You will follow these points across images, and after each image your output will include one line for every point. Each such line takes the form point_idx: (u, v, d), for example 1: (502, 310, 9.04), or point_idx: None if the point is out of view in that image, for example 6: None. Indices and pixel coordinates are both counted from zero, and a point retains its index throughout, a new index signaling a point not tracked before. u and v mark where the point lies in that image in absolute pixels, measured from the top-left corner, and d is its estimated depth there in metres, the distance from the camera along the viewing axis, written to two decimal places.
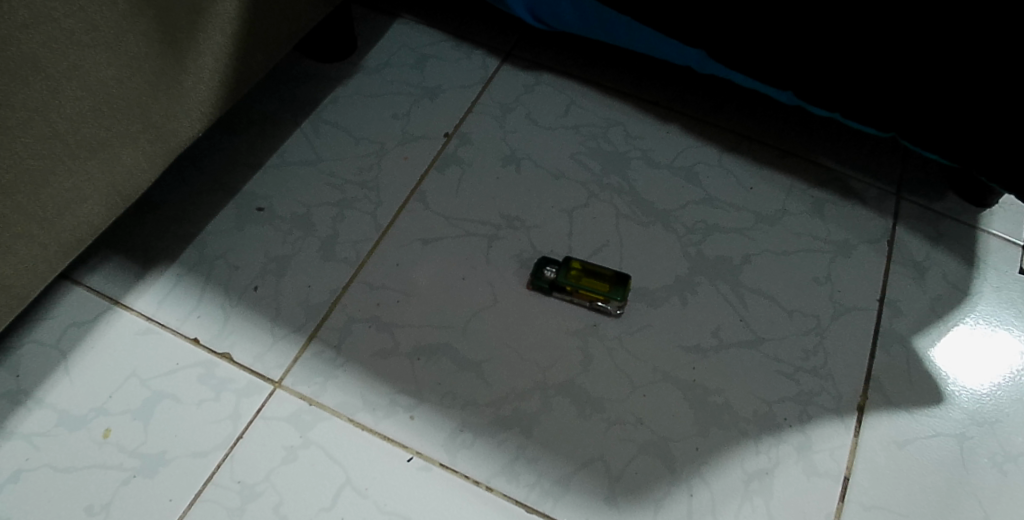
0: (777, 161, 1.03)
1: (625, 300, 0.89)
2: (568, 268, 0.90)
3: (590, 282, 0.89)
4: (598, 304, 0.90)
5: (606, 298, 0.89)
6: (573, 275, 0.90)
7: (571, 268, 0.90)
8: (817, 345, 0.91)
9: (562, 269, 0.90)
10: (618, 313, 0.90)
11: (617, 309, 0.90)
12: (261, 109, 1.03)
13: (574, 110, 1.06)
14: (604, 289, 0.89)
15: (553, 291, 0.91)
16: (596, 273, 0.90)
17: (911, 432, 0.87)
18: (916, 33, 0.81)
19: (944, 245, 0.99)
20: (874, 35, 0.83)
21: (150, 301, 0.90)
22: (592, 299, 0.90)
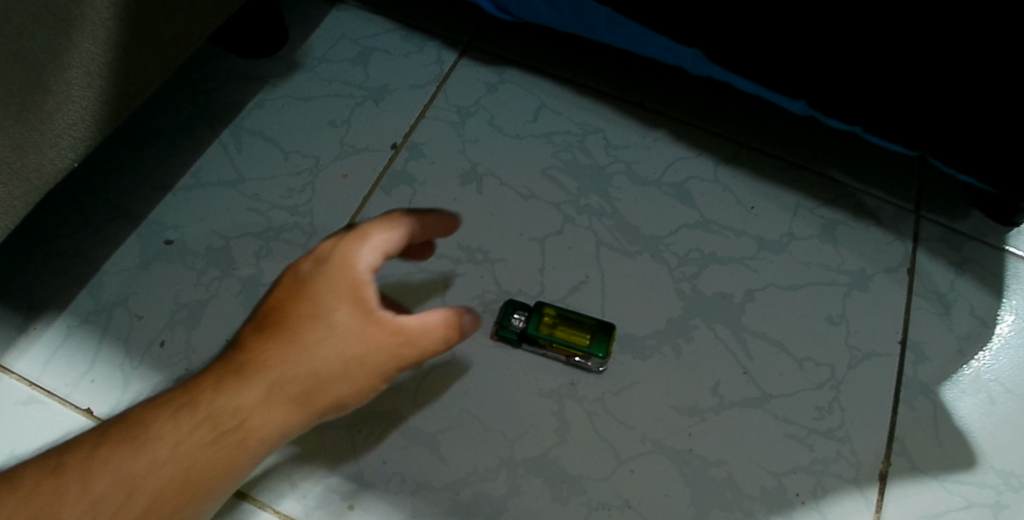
0: (782, 175, 0.88)
1: (608, 357, 0.74)
2: (539, 317, 0.75)
3: (567, 333, 0.74)
4: (576, 360, 0.75)
5: (585, 354, 0.74)
6: (546, 325, 0.75)
7: (543, 317, 0.75)
8: (832, 401, 0.77)
9: (532, 318, 0.75)
10: (600, 370, 0.75)
11: (598, 366, 0.75)
12: (172, 116, 0.86)
13: (545, 115, 0.90)
14: (583, 344, 0.74)
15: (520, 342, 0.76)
16: (573, 323, 0.75)
17: (939, 505, 0.75)
18: (948, 36, 0.67)
19: (972, 273, 0.86)
20: (909, 38, 0.68)
21: (34, 363, 0.75)
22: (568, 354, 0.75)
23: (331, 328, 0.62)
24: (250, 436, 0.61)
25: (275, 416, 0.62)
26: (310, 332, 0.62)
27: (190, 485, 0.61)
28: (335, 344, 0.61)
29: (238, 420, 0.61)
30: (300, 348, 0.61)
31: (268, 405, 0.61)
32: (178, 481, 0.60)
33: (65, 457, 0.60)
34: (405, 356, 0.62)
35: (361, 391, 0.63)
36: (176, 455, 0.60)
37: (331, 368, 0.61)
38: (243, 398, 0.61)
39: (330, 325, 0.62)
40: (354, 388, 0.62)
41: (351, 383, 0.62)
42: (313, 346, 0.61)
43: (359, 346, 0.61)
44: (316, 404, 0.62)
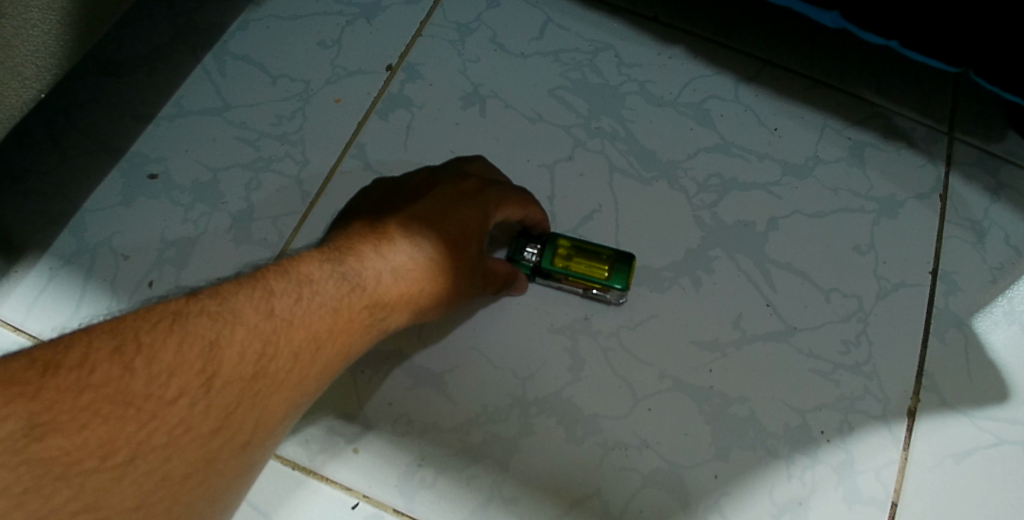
0: (808, 93, 0.82)
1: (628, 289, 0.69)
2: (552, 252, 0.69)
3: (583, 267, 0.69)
4: (594, 292, 0.70)
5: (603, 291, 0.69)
6: (560, 260, 0.69)
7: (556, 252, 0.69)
8: (859, 333, 0.73)
9: (545, 251, 0.69)
10: (619, 301, 0.71)
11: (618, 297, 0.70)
12: (151, 40, 0.80)
13: (552, 31, 0.83)
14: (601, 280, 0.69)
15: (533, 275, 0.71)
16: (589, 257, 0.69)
17: (970, 442, 0.72)
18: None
19: (1008, 198, 0.80)
20: None
21: (17, 306, 0.71)
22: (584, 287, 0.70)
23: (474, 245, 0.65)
24: (373, 327, 0.61)
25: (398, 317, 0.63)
26: (459, 240, 0.64)
27: (318, 363, 0.58)
28: (471, 260, 0.65)
29: (376, 310, 0.61)
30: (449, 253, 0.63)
31: (400, 303, 0.62)
32: (315, 359, 0.58)
33: (195, 308, 0.55)
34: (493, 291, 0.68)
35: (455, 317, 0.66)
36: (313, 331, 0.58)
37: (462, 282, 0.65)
38: (391, 287, 0.62)
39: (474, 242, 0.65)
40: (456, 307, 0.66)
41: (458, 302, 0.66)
42: (460, 255, 0.64)
43: (484, 274, 0.66)
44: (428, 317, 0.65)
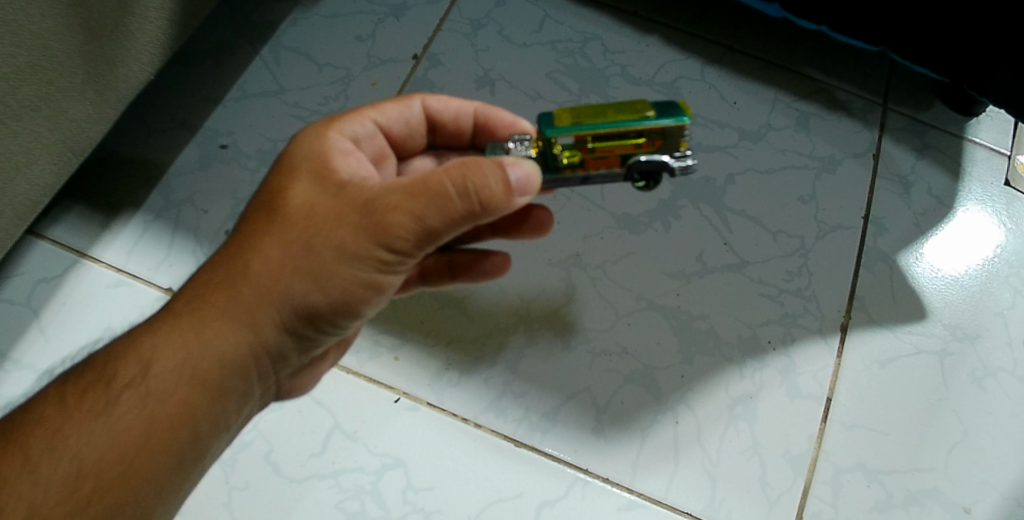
0: (762, 73, 0.99)
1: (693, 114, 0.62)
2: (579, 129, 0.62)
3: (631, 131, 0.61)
4: (637, 160, 0.62)
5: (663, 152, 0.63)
6: (595, 134, 0.62)
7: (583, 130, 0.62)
8: (800, 266, 0.90)
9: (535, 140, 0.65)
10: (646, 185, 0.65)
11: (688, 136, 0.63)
12: (217, 36, 0.96)
13: (549, 25, 1.00)
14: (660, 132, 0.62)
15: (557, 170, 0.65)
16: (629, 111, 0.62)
17: (893, 351, 0.88)
18: None
19: (930, 157, 0.97)
20: None
21: (119, 252, 0.86)
22: (637, 150, 0.63)
23: (322, 192, 0.65)
24: (267, 305, 0.64)
25: (291, 282, 0.63)
26: (299, 199, 0.65)
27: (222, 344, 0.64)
28: (317, 214, 0.64)
29: (244, 288, 0.64)
30: (283, 220, 0.64)
31: (270, 275, 0.64)
32: (197, 339, 0.64)
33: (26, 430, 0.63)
34: (432, 220, 0.61)
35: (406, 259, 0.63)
36: (190, 319, 0.65)
37: (336, 227, 0.63)
38: (238, 269, 0.65)
39: (313, 190, 0.65)
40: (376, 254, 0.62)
41: (371, 245, 0.62)
42: (303, 213, 0.64)
43: (379, 203, 0.62)
44: (338, 272, 0.63)
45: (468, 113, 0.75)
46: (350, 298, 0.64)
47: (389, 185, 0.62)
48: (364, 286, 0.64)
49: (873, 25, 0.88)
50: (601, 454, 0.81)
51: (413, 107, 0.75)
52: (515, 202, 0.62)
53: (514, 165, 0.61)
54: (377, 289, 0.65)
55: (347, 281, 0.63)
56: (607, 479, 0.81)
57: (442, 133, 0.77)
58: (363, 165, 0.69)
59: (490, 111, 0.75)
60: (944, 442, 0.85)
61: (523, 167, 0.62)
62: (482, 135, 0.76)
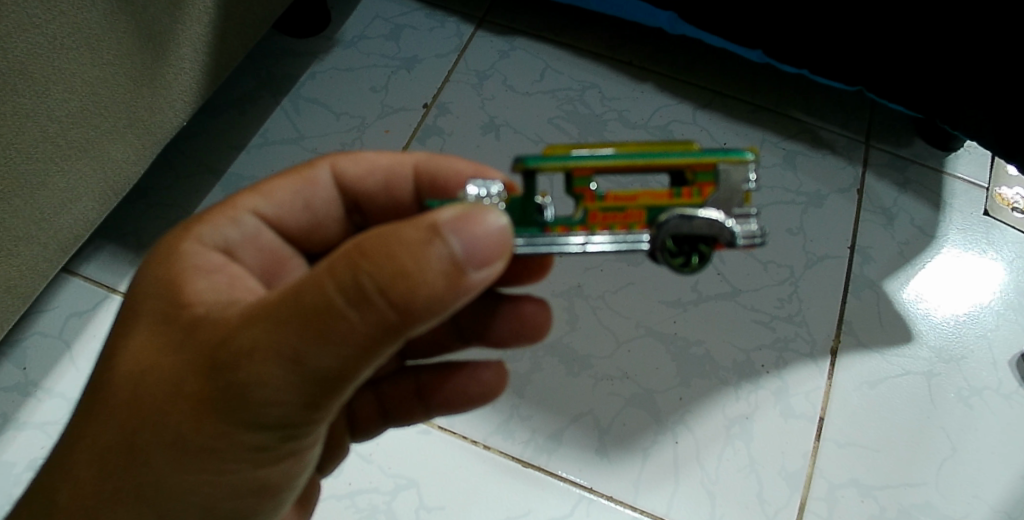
0: (750, 115, 1.06)
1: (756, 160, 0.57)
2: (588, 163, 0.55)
3: (656, 165, 0.55)
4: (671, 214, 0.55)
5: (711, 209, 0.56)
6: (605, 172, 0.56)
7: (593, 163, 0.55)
8: (791, 293, 0.95)
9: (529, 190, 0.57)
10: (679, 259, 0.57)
11: (747, 185, 0.56)
12: (241, 89, 1.03)
13: (550, 75, 1.07)
14: (707, 175, 0.56)
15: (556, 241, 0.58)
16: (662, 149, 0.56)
17: (882, 373, 0.92)
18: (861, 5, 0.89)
19: (912, 190, 1.02)
20: (837, 8, 0.90)
21: None
22: (670, 201, 0.56)
23: (174, 332, 0.58)
24: (151, 456, 0.57)
25: (164, 451, 0.56)
26: (140, 350, 0.59)
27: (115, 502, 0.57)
28: (182, 351, 0.57)
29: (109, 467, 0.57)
30: (141, 374, 0.58)
31: (149, 435, 0.57)
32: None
33: None
34: (325, 357, 0.52)
35: (307, 402, 0.54)
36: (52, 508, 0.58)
37: (201, 381, 0.55)
38: (95, 451, 0.58)
39: (156, 336, 0.59)
40: (260, 404, 0.54)
41: (250, 397, 0.54)
42: (165, 354, 0.57)
43: (241, 345, 0.53)
44: (217, 428, 0.55)
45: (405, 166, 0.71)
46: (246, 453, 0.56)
47: (251, 314, 0.54)
48: (261, 439, 0.56)
49: (850, 67, 0.95)
50: (606, 474, 0.85)
51: (320, 178, 0.70)
52: (471, 279, 0.51)
53: (459, 228, 0.50)
54: (283, 435, 0.56)
55: (232, 435, 0.56)
56: (611, 497, 0.85)
57: (371, 206, 0.72)
58: (229, 279, 0.61)
59: (425, 161, 0.71)
60: (934, 458, 0.89)
61: (479, 214, 0.51)
62: (427, 189, 0.71)
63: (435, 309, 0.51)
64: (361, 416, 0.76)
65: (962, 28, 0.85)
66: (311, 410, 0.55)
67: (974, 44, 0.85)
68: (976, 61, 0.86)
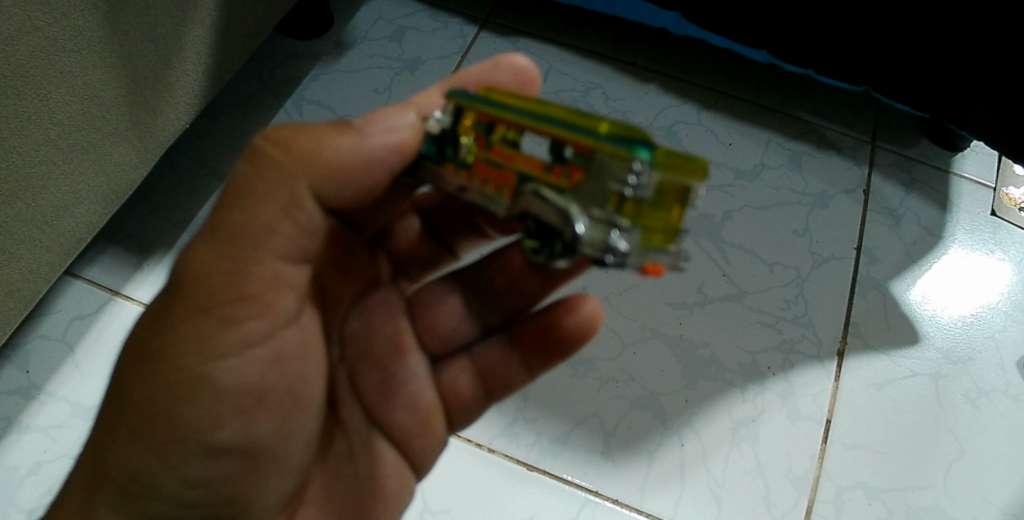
0: (755, 116, 1.05)
1: (650, 168, 0.48)
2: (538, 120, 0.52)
3: (541, 126, 0.51)
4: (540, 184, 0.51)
5: (647, 217, 0.51)
6: (502, 121, 0.53)
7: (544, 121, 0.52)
8: (797, 295, 0.94)
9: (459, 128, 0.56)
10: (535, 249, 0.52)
11: (618, 186, 0.49)
12: (244, 91, 1.03)
13: (553, 76, 1.07)
14: (584, 161, 0.51)
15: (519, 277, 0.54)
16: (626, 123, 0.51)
17: (889, 374, 0.91)
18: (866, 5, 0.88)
19: (918, 191, 1.02)
20: (842, 8, 0.90)
21: (151, 290, 0.91)
22: (540, 173, 0.52)
23: None
24: (127, 387, 0.58)
25: (140, 383, 0.57)
26: None
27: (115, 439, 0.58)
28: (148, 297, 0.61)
29: (117, 433, 0.58)
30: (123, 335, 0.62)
31: (125, 373, 0.58)
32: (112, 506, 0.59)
33: None
34: (254, 218, 0.55)
35: (246, 280, 0.56)
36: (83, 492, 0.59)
37: (158, 302, 0.58)
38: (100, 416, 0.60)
39: None
40: (202, 296, 0.56)
41: (191, 294, 0.56)
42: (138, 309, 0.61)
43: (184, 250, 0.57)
44: (177, 337, 0.56)
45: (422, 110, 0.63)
46: (216, 359, 0.57)
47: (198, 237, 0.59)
48: (224, 344, 0.57)
49: (856, 67, 0.95)
50: (611, 477, 0.85)
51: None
52: (377, 139, 0.56)
53: (366, 122, 0.57)
54: (244, 326, 0.57)
55: (197, 343, 0.56)
56: (617, 500, 0.84)
57: None
58: None
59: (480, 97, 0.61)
60: (942, 461, 0.88)
61: (386, 109, 0.58)
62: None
63: (354, 172, 0.57)
64: (451, 393, 0.68)
65: (969, 26, 0.84)
66: (258, 288, 0.56)
67: (981, 43, 0.85)
68: (983, 60, 0.85)
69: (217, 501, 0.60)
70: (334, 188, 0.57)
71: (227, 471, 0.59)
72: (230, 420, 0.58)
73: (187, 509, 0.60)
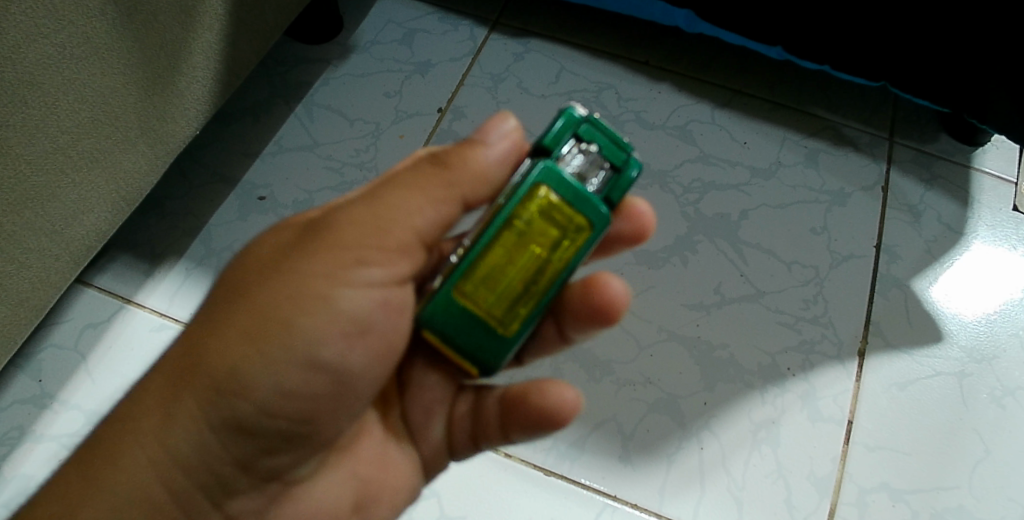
0: (771, 113, 1.04)
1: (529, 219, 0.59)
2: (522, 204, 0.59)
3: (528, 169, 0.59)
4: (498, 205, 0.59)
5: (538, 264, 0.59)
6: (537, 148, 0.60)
7: (526, 208, 0.58)
8: (816, 295, 0.93)
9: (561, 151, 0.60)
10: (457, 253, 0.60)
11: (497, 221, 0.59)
12: (254, 96, 1.03)
13: (565, 77, 1.05)
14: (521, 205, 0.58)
15: (468, 355, 0.60)
16: (585, 198, 0.59)
17: (912, 373, 0.90)
18: None
19: (938, 187, 1.00)
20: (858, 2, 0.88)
21: (162, 297, 0.91)
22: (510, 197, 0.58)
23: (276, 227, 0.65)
24: (265, 303, 0.59)
25: (276, 296, 0.59)
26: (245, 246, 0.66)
27: (227, 340, 0.59)
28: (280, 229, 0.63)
29: (230, 332, 0.59)
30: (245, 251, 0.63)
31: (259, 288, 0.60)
32: (199, 400, 0.59)
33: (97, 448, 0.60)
34: (407, 197, 0.61)
35: (390, 232, 0.60)
36: (165, 383, 0.60)
37: (304, 232, 0.61)
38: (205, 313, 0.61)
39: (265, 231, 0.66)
40: (352, 234, 0.60)
41: (343, 229, 0.60)
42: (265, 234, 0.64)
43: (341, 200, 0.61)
44: (318, 266, 0.59)
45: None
46: (345, 292, 0.59)
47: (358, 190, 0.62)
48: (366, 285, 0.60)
49: (872, 62, 0.93)
50: (629, 481, 0.84)
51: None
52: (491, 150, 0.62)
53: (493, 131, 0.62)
54: (371, 272, 0.60)
55: (336, 277, 0.59)
56: (636, 505, 0.83)
57: None
58: None
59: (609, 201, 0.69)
60: (967, 461, 0.86)
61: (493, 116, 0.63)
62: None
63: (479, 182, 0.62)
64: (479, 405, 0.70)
65: (988, 18, 0.83)
66: (395, 243, 0.60)
67: (1000, 34, 0.83)
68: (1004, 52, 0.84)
69: (296, 420, 0.61)
70: (477, 194, 0.62)
71: (314, 409, 0.61)
72: (335, 359, 0.60)
73: (267, 420, 0.60)
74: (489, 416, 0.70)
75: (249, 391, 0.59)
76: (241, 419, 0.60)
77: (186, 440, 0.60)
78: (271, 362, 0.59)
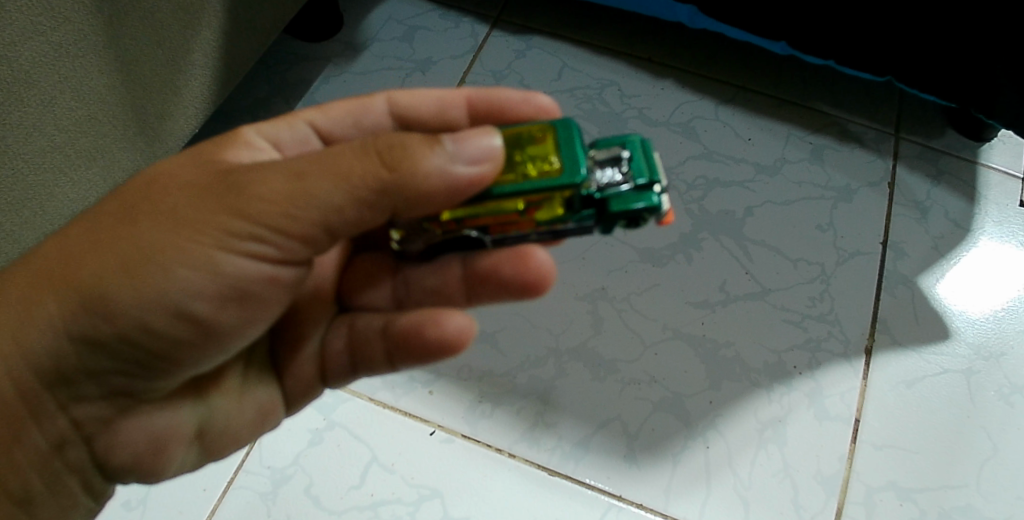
0: (775, 110, 1.03)
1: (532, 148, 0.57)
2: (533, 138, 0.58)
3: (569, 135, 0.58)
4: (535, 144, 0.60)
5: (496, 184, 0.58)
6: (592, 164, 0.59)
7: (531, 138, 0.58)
8: (822, 292, 0.92)
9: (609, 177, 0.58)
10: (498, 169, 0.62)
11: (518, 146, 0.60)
12: (254, 95, 1.02)
13: (568, 73, 1.05)
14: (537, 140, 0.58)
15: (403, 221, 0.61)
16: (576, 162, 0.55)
17: (919, 371, 0.89)
18: None
19: (945, 183, 0.99)
20: None
21: None
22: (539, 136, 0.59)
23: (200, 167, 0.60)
24: (158, 235, 0.56)
25: (160, 231, 0.56)
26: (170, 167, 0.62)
27: (102, 258, 0.57)
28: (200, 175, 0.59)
29: (111, 257, 0.57)
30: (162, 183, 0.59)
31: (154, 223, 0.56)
32: (57, 307, 0.57)
33: None
34: (324, 182, 0.54)
35: (294, 215, 0.55)
36: (35, 276, 0.59)
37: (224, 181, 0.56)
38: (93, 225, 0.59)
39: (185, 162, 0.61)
40: (259, 202, 0.54)
41: (254, 190, 0.54)
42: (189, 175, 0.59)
43: (268, 163, 0.56)
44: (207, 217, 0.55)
45: (457, 102, 0.68)
46: (224, 253, 0.56)
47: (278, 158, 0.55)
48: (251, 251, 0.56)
49: (877, 57, 0.92)
50: (634, 481, 0.83)
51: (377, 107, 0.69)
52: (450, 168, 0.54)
53: (461, 153, 0.54)
54: (260, 248, 0.56)
55: (223, 237, 0.55)
56: (641, 505, 0.82)
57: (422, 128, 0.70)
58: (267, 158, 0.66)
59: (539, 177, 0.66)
60: (975, 460, 0.86)
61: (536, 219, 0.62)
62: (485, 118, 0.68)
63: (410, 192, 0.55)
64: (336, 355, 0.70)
65: (994, 11, 0.82)
66: (292, 228, 0.56)
67: (1006, 28, 0.82)
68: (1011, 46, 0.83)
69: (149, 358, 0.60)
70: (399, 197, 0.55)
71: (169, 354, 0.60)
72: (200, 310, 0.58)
73: (119, 349, 0.59)
74: (374, 350, 0.69)
75: (108, 313, 0.57)
76: (93, 336, 0.58)
77: (43, 342, 0.58)
78: (140, 292, 0.56)
